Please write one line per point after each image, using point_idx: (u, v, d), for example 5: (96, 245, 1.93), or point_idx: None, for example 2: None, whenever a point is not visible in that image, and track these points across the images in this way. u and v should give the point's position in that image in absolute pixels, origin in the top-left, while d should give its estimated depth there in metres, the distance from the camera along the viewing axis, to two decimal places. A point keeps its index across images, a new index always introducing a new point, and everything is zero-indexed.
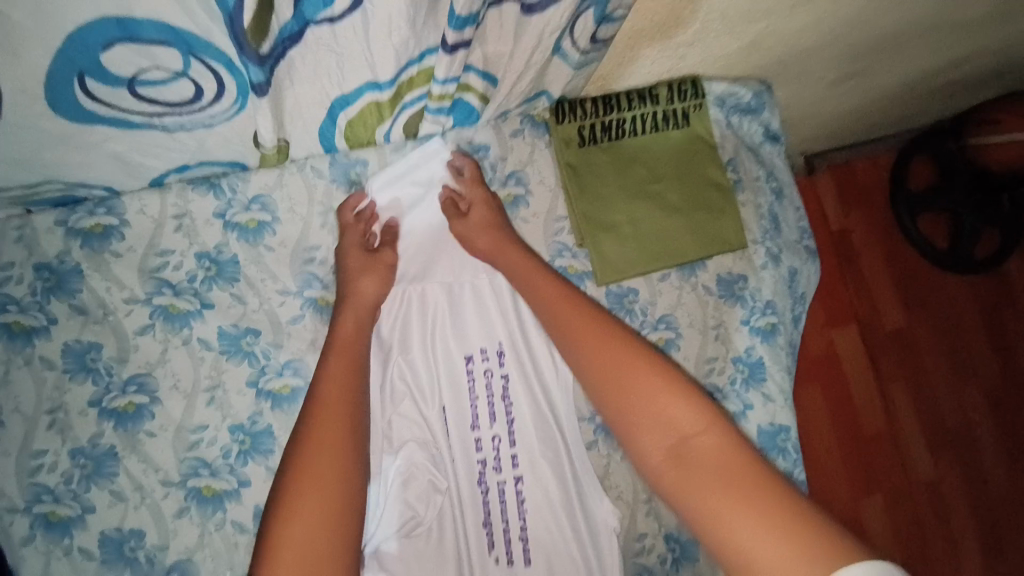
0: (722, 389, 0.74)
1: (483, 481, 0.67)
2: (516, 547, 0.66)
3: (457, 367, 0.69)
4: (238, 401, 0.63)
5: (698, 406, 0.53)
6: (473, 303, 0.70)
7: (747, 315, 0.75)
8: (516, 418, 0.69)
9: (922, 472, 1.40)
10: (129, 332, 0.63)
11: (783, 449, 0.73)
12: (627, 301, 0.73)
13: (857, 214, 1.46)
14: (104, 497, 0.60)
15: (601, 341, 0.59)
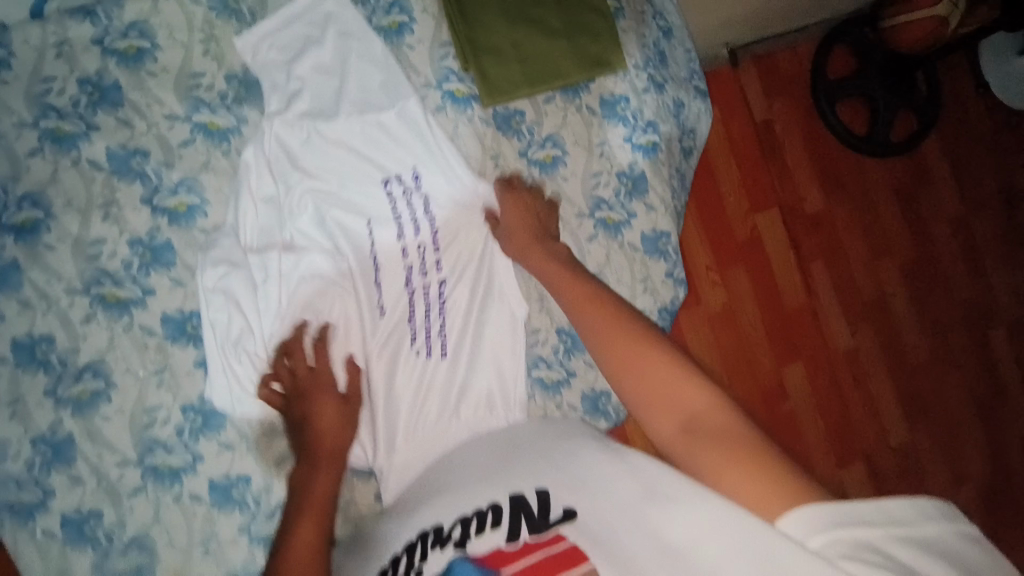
0: (609, 201, 0.81)
1: (410, 286, 0.76)
2: (436, 339, 0.76)
3: (377, 187, 0.74)
4: (134, 216, 0.67)
5: (705, 385, 0.44)
6: (385, 130, 0.74)
7: (629, 133, 0.81)
8: (439, 231, 0.76)
9: (840, 344, 1.57)
10: (20, 153, 0.64)
11: (664, 253, 0.82)
12: (514, 122, 0.78)
13: (777, 103, 1.55)
14: (11, 306, 0.64)
15: (604, 316, 0.51)
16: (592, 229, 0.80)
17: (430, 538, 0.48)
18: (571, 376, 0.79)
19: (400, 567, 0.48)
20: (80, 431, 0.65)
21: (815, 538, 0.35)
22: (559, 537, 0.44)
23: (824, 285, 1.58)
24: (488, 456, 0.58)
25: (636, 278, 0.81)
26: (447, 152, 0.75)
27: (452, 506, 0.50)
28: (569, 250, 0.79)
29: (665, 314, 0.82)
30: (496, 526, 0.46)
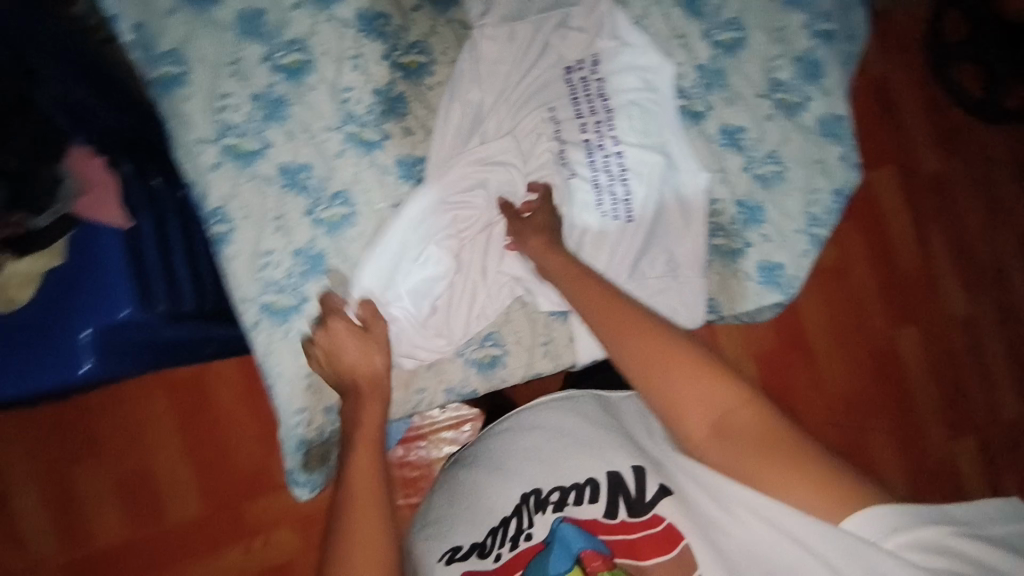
0: (786, 83, 0.84)
1: (591, 156, 0.82)
2: (620, 205, 0.82)
3: (558, 74, 0.83)
4: (377, 68, 0.78)
5: (733, 385, 0.53)
6: (560, 25, 0.83)
7: (809, 19, 0.85)
8: (613, 108, 0.83)
9: (955, 312, 1.53)
10: (287, 7, 0.75)
11: (840, 135, 0.85)
12: (701, 4, 0.84)
13: (896, 60, 1.52)
14: (279, 136, 0.75)
15: (636, 325, 0.59)
16: (770, 110, 0.84)
17: (532, 501, 0.62)
18: (749, 247, 0.84)
19: (510, 527, 0.61)
20: (332, 249, 0.76)
21: (887, 539, 0.43)
22: (656, 518, 0.54)
23: (940, 247, 1.53)
24: (571, 425, 0.68)
25: (811, 159, 0.84)
26: (631, 33, 0.83)
27: (550, 474, 0.63)
28: (746, 126, 0.84)
29: (838, 196, 0.85)
30: (595, 501, 0.59)
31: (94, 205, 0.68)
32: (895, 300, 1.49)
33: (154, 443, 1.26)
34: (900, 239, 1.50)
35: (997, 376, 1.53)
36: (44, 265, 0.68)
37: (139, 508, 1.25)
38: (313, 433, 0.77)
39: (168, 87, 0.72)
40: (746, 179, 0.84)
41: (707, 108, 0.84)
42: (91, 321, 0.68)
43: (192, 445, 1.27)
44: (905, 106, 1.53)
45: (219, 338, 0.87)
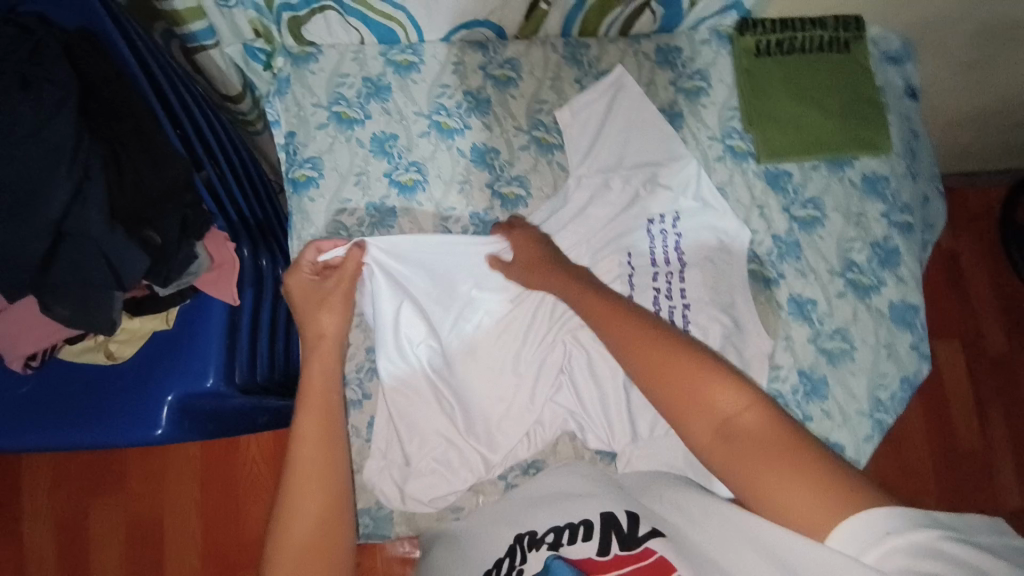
0: (861, 265, 0.87)
1: (657, 304, 0.85)
2: None
3: (640, 225, 0.88)
4: (478, 194, 0.86)
5: (739, 392, 0.53)
6: (648, 180, 0.88)
7: (887, 209, 0.89)
8: (686, 263, 0.86)
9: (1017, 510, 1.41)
10: (415, 134, 0.87)
11: (911, 325, 0.86)
12: (782, 180, 0.90)
13: (965, 238, 1.54)
14: None
15: (643, 338, 0.60)
16: (841, 287, 0.86)
17: (526, 540, 0.61)
18: (808, 420, 0.83)
19: (503, 567, 0.59)
20: (405, 351, 0.81)
21: (868, 553, 0.42)
22: (648, 552, 0.51)
23: (1005, 435, 1.44)
24: (571, 488, 0.67)
25: (880, 343, 0.85)
26: (715, 198, 0.87)
27: (550, 516, 0.62)
28: (817, 299, 0.86)
29: (905, 384, 0.84)
30: (586, 538, 0.57)
31: (213, 283, 0.75)
32: (948, 480, 1.41)
33: (175, 492, 1.26)
34: (962, 421, 1.44)
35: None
36: (153, 326, 0.75)
37: (144, 553, 1.25)
38: None
39: (301, 182, 0.84)
40: (811, 350, 0.84)
41: (778, 275, 0.87)
42: (178, 386, 0.73)
43: (209, 503, 1.26)
44: (973, 284, 1.52)
45: (270, 410, 0.86)
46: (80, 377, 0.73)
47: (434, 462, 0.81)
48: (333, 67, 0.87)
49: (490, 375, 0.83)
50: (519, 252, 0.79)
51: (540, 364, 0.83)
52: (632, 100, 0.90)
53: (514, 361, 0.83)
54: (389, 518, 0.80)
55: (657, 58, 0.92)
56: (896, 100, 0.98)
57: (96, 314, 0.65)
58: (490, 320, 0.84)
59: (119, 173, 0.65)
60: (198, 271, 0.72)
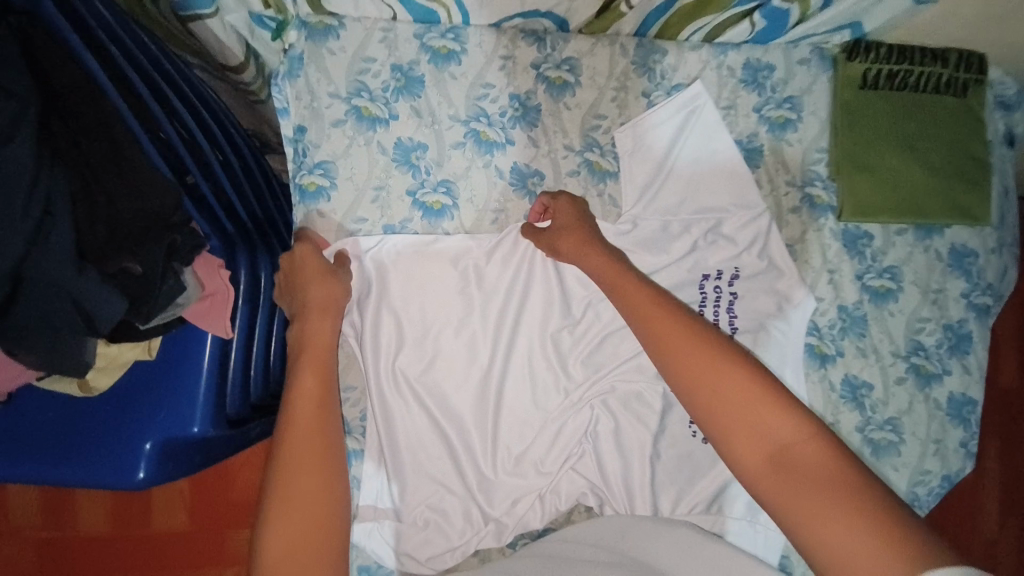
0: (927, 349, 0.79)
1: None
2: None
3: (692, 279, 0.77)
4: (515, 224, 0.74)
5: (793, 413, 0.47)
6: (710, 228, 0.77)
7: (968, 289, 0.80)
8: (738, 327, 0.77)
9: None
10: (448, 144, 0.73)
11: (967, 421, 0.78)
12: (860, 243, 0.79)
13: None
14: (396, 272, 0.73)
15: (688, 341, 0.52)
16: (903, 372, 0.78)
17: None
18: None
19: None
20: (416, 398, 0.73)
21: None
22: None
23: None
24: (581, 553, 0.66)
25: (930, 438, 0.78)
26: (778, 258, 0.77)
27: None
28: (874, 384, 0.78)
29: (946, 482, 0.78)
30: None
31: (204, 313, 0.64)
32: None
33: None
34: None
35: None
36: (134, 355, 0.64)
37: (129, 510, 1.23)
38: None
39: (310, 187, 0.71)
40: (857, 439, 0.77)
41: (837, 352, 0.78)
42: (158, 431, 0.64)
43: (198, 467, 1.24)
44: None
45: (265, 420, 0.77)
46: (53, 405, 0.65)
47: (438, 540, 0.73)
48: (357, 49, 0.72)
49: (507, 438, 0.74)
50: (560, 218, 0.69)
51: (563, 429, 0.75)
52: (706, 129, 0.76)
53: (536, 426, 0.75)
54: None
55: (743, 74, 0.78)
56: (997, 153, 0.84)
57: (68, 360, 0.56)
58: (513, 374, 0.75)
59: (92, 203, 0.54)
60: (186, 301, 0.61)
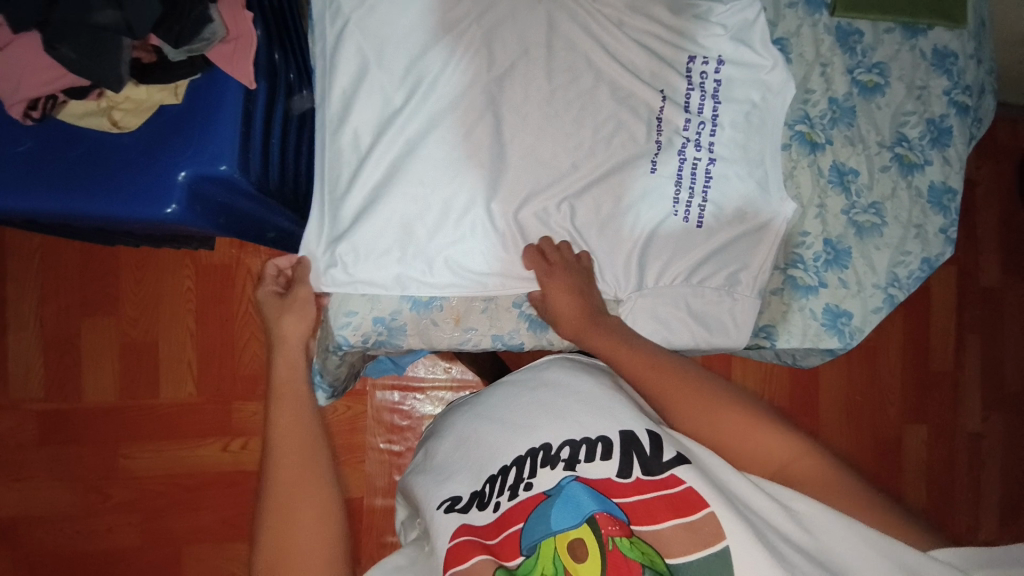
0: (910, 141, 0.84)
1: (683, 154, 0.80)
2: (695, 209, 0.80)
3: (681, 61, 0.80)
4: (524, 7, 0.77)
5: (785, 433, 0.52)
6: (704, 16, 0.80)
7: (950, 88, 0.85)
8: (719, 111, 0.81)
9: (893, 423, 1.60)
10: None
11: (945, 208, 0.83)
12: (852, 39, 0.83)
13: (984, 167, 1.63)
14: (398, 35, 0.74)
15: (680, 390, 0.57)
16: (888, 161, 0.83)
17: (540, 456, 0.53)
18: (821, 287, 0.82)
19: (509, 477, 0.54)
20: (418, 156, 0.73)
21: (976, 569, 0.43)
22: (674, 480, 0.48)
23: (900, 365, 1.60)
24: (575, 379, 0.60)
25: (911, 222, 0.83)
26: (766, 48, 0.81)
27: (555, 427, 0.55)
28: (860, 170, 0.83)
29: (925, 265, 0.83)
30: (607, 458, 0.52)
31: (229, 57, 0.68)
32: (849, 400, 1.58)
33: (169, 317, 1.19)
34: (938, 342, 1.62)
35: (983, 499, 1.64)
36: (160, 100, 0.68)
37: (135, 372, 1.18)
38: (356, 339, 0.75)
39: (343, 205, 0.73)
40: (842, 222, 0.82)
41: (826, 140, 0.83)
42: (192, 164, 0.67)
43: (205, 336, 1.19)
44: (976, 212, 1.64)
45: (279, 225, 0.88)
46: (81, 142, 0.68)
47: (449, 301, 0.78)
48: None
49: (512, 212, 0.76)
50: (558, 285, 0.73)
51: (573, 208, 0.78)
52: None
53: (537, 206, 0.77)
54: (402, 329, 0.77)
55: None
56: None
57: (102, 66, 0.60)
58: (516, 145, 0.76)
59: None
60: (212, 38, 0.65)
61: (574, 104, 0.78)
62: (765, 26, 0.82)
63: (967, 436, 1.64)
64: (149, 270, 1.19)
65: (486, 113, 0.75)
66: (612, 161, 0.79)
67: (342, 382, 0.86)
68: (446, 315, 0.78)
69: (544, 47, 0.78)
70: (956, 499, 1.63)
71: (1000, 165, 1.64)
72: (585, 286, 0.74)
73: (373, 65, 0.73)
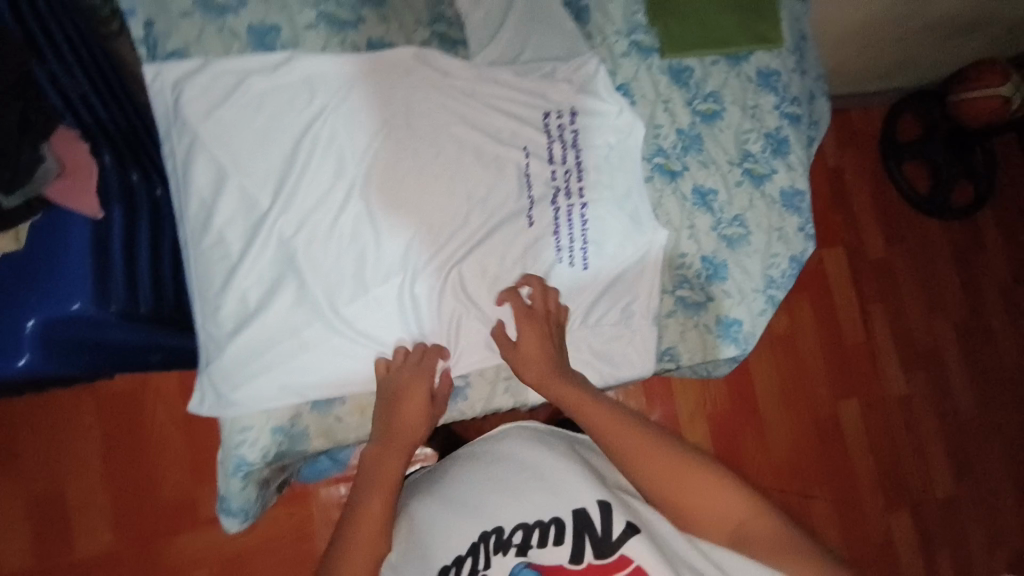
0: (755, 155, 0.92)
1: (556, 202, 0.84)
2: (578, 252, 0.84)
3: (537, 118, 0.85)
4: (373, 93, 0.77)
5: (743, 496, 0.58)
6: (548, 78, 0.86)
7: (778, 102, 0.94)
8: (584, 158, 0.86)
9: (824, 401, 1.68)
10: (301, 26, 0.77)
11: (799, 209, 0.92)
12: (684, 76, 0.91)
13: (848, 154, 1.81)
14: (253, 141, 0.73)
15: (648, 452, 0.62)
16: (739, 177, 0.91)
17: (493, 541, 0.63)
18: (709, 300, 0.88)
19: (465, 566, 0.62)
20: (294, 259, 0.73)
21: None
22: (621, 561, 0.56)
23: (818, 347, 1.70)
24: (532, 455, 0.71)
25: (773, 226, 0.91)
26: (611, 96, 0.88)
27: (517, 510, 0.64)
28: (718, 189, 0.90)
29: (794, 263, 0.91)
30: (559, 543, 0.60)
31: (69, 191, 0.65)
32: (781, 391, 1.66)
33: (73, 464, 1.14)
34: (845, 316, 1.74)
35: (931, 458, 1.75)
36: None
37: (49, 533, 1.12)
38: (255, 456, 0.74)
39: (222, 325, 0.72)
40: (713, 238, 0.88)
41: (683, 168, 0.89)
42: (38, 311, 0.64)
43: (121, 476, 1.15)
44: (853, 194, 1.81)
45: (167, 348, 0.79)
46: None
47: (352, 394, 0.77)
48: None
49: (406, 287, 0.78)
50: (525, 334, 0.77)
51: (461, 274, 0.80)
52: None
53: (429, 282, 0.78)
54: (305, 434, 0.77)
55: None
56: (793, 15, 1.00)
57: None
58: (395, 223, 0.76)
59: None
60: (47, 174, 0.62)
61: (443, 176, 0.79)
62: (605, 78, 0.88)
63: (895, 400, 1.75)
64: (42, 422, 1.13)
65: (357, 208, 0.75)
66: (492, 223, 0.81)
67: (257, 504, 0.80)
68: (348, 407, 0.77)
69: (405, 130, 0.78)
70: (898, 464, 1.72)
71: (858, 150, 1.82)
72: (552, 329, 0.79)
73: (232, 170, 0.72)
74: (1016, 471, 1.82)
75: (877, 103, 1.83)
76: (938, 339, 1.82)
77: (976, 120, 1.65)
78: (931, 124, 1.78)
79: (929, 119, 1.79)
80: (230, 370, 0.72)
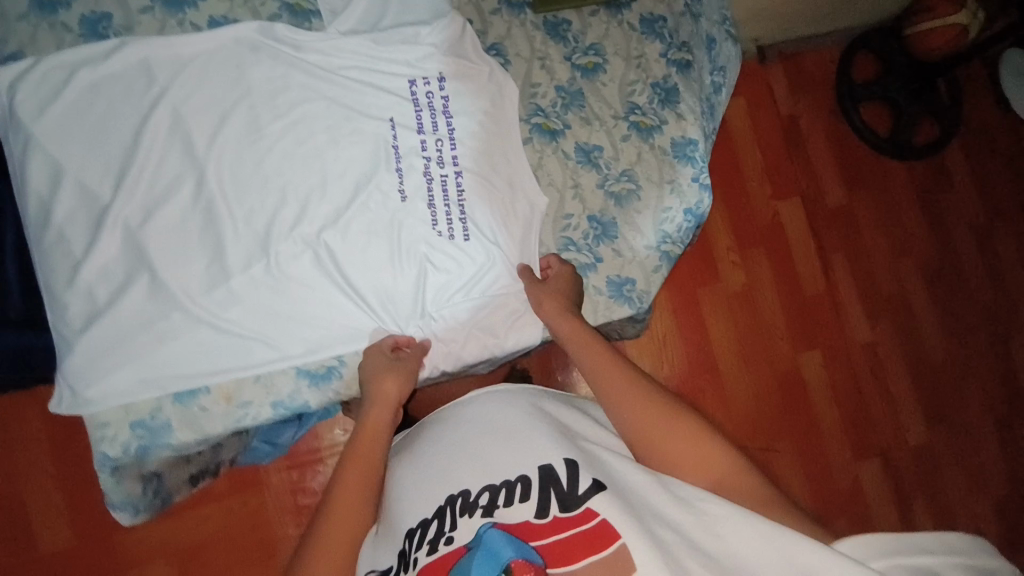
0: (642, 107, 0.88)
1: (428, 172, 0.82)
2: (457, 225, 0.82)
3: (401, 85, 0.82)
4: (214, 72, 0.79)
5: (728, 451, 0.54)
6: (408, 41, 0.82)
7: (665, 49, 0.89)
8: (455, 125, 0.83)
9: (785, 355, 1.60)
10: (134, 9, 0.79)
11: (692, 158, 0.87)
12: (561, 30, 0.87)
13: (803, 100, 1.71)
14: (93, 135, 0.76)
15: (635, 397, 0.59)
16: (626, 130, 0.87)
17: (458, 505, 0.54)
18: (598, 262, 0.85)
19: (429, 530, 0.54)
20: (145, 249, 0.76)
21: (877, 559, 0.41)
22: (589, 514, 0.49)
23: (775, 303, 1.62)
24: (498, 413, 0.61)
25: (663, 179, 0.87)
26: (479, 56, 0.84)
27: (479, 472, 0.55)
28: (603, 145, 0.86)
29: (689, 216, 0.87)
30: (526, 499, 0.52)
31: None
32: (740, 349, 1.58)
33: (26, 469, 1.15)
34: (804, 267, 1.64)
35: (899, 403, 1.66)
36: None
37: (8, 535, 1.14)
38: (116, 451, 0.76)
39: (71, 324, 0.75)
40: (600, 195, 0.86)
41: (564, 126, 0.86)
42: None
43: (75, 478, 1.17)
44: (810, 141, 1.71)
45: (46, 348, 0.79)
46: None
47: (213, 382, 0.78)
48: None
49: (260, 268, 0.78)
50: (554, 282, 0.79)
51: (323, 249, 0.80)
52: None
53: (288, 268, 0.79)
54: (167, 427, 0.78)
55: None
56: None
57: None
58: (244, 211, 0.78)
59: None
60: None
61: (302, 159, 0.79)
62: (474, 40, 0.84)
63: (863, 351, 1.66)
64: None
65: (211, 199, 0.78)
66: (347, 194, 0.80)
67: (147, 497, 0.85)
68: (214, 398, 0.79)
69: (246, 113, 0.79)
70: (867, 419, 1.63)
71: (812, 96, 1.72)
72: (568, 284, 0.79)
73: (70, 168, 0.75)
74: (1006, 424, 1.69)
75: (827, 43, 1.73)
76: (908, 284, 1.71)
77: (936, 52, 1.55)
78: (888, 61, 1.66)
79: (888, 57, 1.65)
80: (91, 363, 0.75)
